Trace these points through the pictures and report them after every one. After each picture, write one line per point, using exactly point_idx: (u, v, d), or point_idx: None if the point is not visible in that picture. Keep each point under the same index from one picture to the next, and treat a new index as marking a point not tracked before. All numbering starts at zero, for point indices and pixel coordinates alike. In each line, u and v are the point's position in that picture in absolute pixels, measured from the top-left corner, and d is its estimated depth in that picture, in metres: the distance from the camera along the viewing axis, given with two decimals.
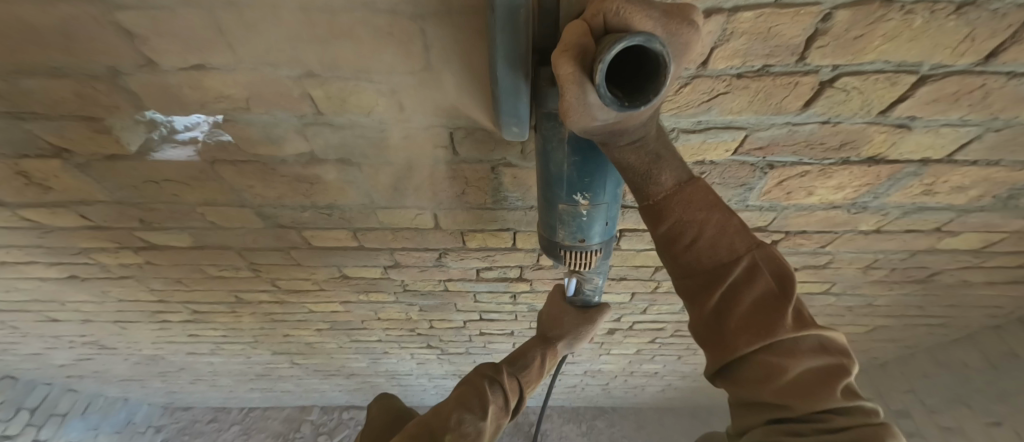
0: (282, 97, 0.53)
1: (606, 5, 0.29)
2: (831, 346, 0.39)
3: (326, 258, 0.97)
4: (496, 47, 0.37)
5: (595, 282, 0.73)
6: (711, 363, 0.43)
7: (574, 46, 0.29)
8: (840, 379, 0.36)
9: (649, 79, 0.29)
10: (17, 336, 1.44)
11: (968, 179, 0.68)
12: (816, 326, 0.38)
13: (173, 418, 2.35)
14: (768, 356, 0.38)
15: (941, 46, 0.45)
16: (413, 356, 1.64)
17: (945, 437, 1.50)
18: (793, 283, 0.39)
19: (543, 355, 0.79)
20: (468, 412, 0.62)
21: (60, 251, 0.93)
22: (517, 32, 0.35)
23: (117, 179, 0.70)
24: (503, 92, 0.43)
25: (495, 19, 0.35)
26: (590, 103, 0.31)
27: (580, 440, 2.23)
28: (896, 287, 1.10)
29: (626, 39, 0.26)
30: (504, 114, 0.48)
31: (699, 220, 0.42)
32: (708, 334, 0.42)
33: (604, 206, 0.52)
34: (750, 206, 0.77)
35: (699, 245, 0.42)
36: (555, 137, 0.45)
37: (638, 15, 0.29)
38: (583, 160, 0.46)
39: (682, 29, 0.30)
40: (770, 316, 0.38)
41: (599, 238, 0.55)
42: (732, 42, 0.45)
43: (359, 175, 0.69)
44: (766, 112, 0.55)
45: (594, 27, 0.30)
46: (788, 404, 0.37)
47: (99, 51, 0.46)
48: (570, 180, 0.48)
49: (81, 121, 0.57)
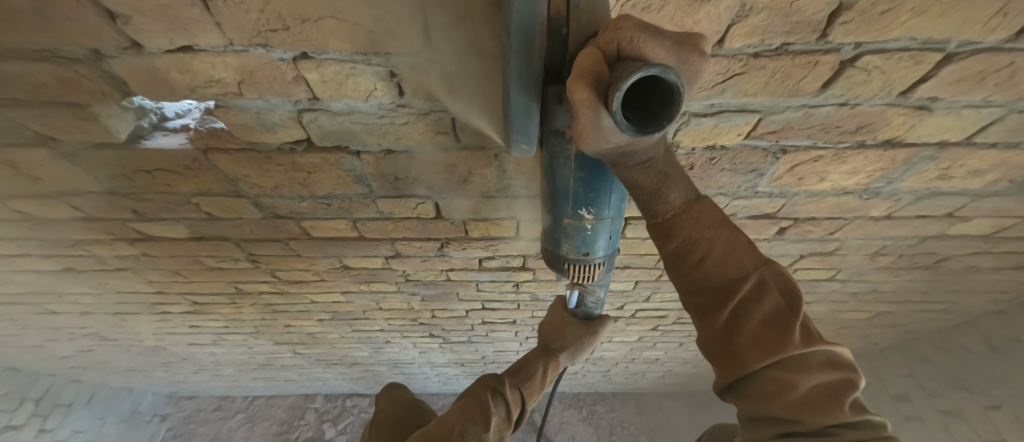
0: (274, 82, 0.50)
1: (620, 33, 0.27)
2: (839, 361, 0.37)
3: (326, 249, 0.95)
4: (510, 70, 0.36)
5: (597, 295, 0.71)
6: (720, 376, 0.42)
7: (588, 72, 0.27)
8: (848, 393, 0.36)
9: (662, 105, 0.28)
10: (16, 328, 1.43)
11: (985, 163, 0.66)
12: (825, 341, 0.37)
13: (178, 406, 2.37)
14: (779, 372, 0.37)
15: (971, 21, 0.43)
16: (414, 345, 1.64)
17: (944, 420, 1.52)
18: (802, 299, 0.38)
19: (545, 366, 0.79)
20: (471, 425, 0.61)
21: (55, 243, 0.92)
22: (530, 55, 0.34)
23: (106, 169, 0.67)
24: (514, 113, 0.42)
25: (508, 43, 0.34)
26: (604, 126, 0.30)
27: (581, 425, 2.25)
28: (902, 274, 1.09)
29: (641, 70, 0.24)
30: (514, 132, 0.45)
31: (707, 238, 0.40)
32: (717, 349, 0.41)
33: (608, 220, 0.50)
34: (760, 193, 0.75)
35: (708, 263, 0.40)
36: (561, 154, 0.43)
37: (650, 44, 0.27)
38: (588, 176, 0.45)
39: (694, 58, 0.29)
40: (778, 333, 0.37)
41: (603, 252, 0.54)
42: (749, 19, 0.43)
43: (357, 163, 0.66)
44: (782, 94, 0.53)
45: (607, 54, 0.28)
46: (799, 419, 0.37)
47: (78, 33, 0.43)
48: (576, 195, 0.46)
49: (66, 108, 0.54)
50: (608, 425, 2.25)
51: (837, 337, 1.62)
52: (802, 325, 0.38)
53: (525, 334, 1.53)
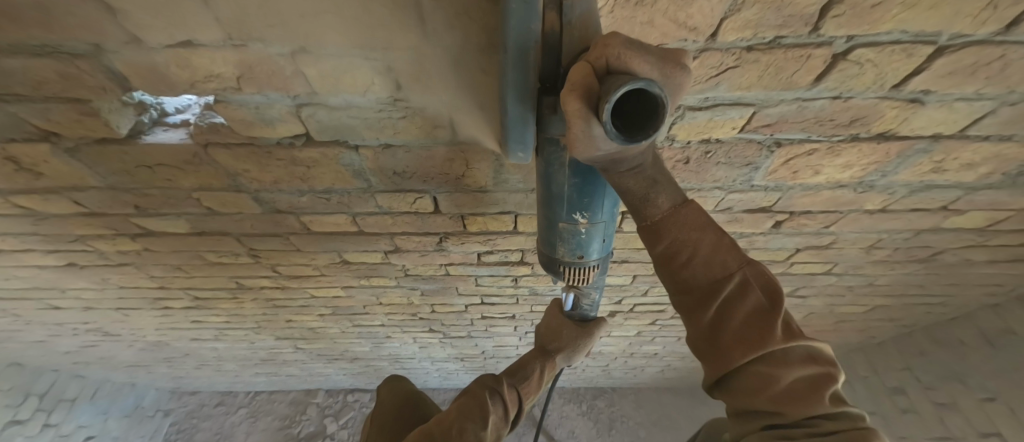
0: (274, 77, 0.51)
1: (609, 49, 0.28)
2: (819, 356, 0.39)
3: (326, 244, 0.96)
4: (506, 82, 0.39)
5: (592, 297, 0.74)
6: (707, 374, 0.42)
7: (581, 85, 0.29)
8: (828, 386, 0.37)
9: (646, 116, 0.29)
10: (20, 324, 1.44)
11: (978, 156, 0.67)
12: (804, 336, 0.38)
13: (181, 402, 2.40)
14: (760, 366, 0.38)
15: (963, 14, 0.43)
16: (415, 339, 1.65)
17: (940, 413, 1.53)
18: (783, 298, 0.39)
19: (543, 367, 0.79)
20: (470, 423, 0.61)
21: (58, 238, 0.92)
22: (526, 69, 0.37)
23: (108, 164, 0.68)
24: (510, 121, 0.45)
25: (506, 58, 0.37)
26: (595, 134, 0.31)
27: (580, 420, 2.27)
28: (898, 267, 1.10)
29: (628, 83, 0.26)
30: (511, 140, 0.49)
31: (693, 240, 0.41)
32: (703, 347, 0.41)
33: (602, 224, 0.51)
34: (755, 187, 0.75)
35: (694, 263, 0.41)
36: (556, 162, 0.44)
37: (637, 60, 0.29)
38: (583, 182, 0.45)
39: (677, 73, 0.31)
40: (761, 329, 0.38)
41: (597, 255, 0.55)
42: (742, 13, 0.43)
43: (356, 158, 0.67)
44: (776, 88, 0.53)
45: (597, 68, 0.29)
46: (782, 411, 0.37)
47: (79, 28, 0.44)
48: (570, 200, 0.47)
49: (68, 103, 0.55)
50: (607, 419, 2.27)
51: (834, 330, 1.63)
52: (784, 323, 0.39)
53: (524, 329, 1.54)
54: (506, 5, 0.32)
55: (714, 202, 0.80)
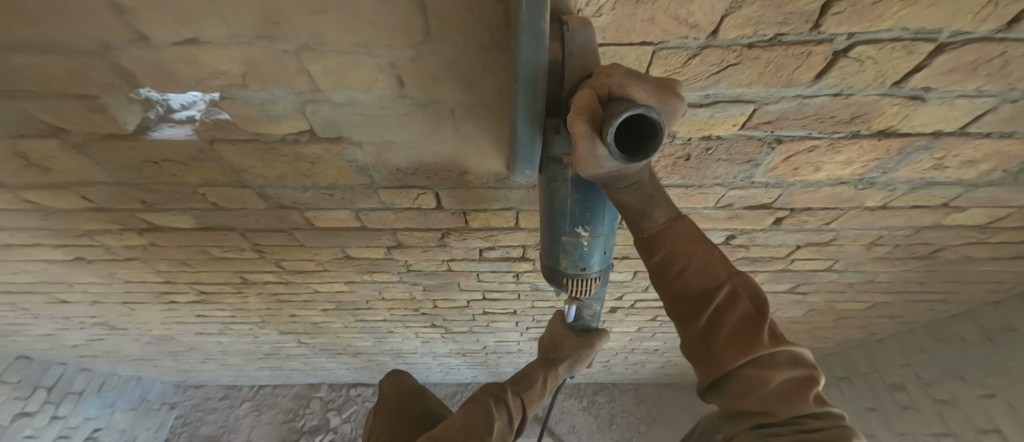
0: (279, 74, 0.52)
1: (611, 79, 0.31)
2: (803, 359, 0.40)
3: (329, 239, 0.97)
4: (517, 106, 0.41)
5: (594, 308, 0.76)
6: (701, 378, 0.43)
7: (586, 109, 0.31)
8: (811, 387, 0.38)
9: (646, 139, 0.31)
10: (28, 317, 1.46)
11: (979, 153, 0.67)
12: (788, 341, 0.39)
13: (186, 395, 2.44)
14: (752, 370, 0.38)
15: (964, 12, 0.43)
16: (417, 334, 1.67)
17: (939, 409, 1.54)
18: (768, 306, 0.40)
19: (545, 375, 0.81)
20: (476, 428, 0.60)
21: (64, 233, 0.94)
22: (535, 94, 0.39)
23: (116, 160, 0.69)
24: (520, 141, 0.47)
25: (517, 86, 0.38)
26: (600, 155, 0.32)
27: (581, 415, 2.29)
28: (899, 264, 1.10)
29: (631, 109, 0.28)
30: (520, 160, 0.52)
31: (687, 252, 0.42)
32: (697, 353, 0.42)
33: (603, 237, 0.52)
34: (755, 183, 0.76)
35: (688, 273, 0.42)
36: (560, 178, 0.46)
37: (638, 88, 0.31)
38: (585, 197, 0.46)
39: (675, 100, 0.32)
40: (750, 334, 0.38)
41: (599, 266, 0.55)
42: (742, 10, 0.43)
43: (359, 154, 0.68)
44: (776, 85, 0.53)
45: (600, 94, 0.32)
46: (770, 411, 0.37)
47: (87, 25, 0.44)
48: (572, 215, 0.48)
49: (76, 99, 0.55)
50: (607, 414, 2.29)
51: (835, 326, 1.63)
52: (771, 328, 0.40)
53: (525, 324, 1.55)
54: (518, 38, 0.33)
55: (715, 198, 0.80)
